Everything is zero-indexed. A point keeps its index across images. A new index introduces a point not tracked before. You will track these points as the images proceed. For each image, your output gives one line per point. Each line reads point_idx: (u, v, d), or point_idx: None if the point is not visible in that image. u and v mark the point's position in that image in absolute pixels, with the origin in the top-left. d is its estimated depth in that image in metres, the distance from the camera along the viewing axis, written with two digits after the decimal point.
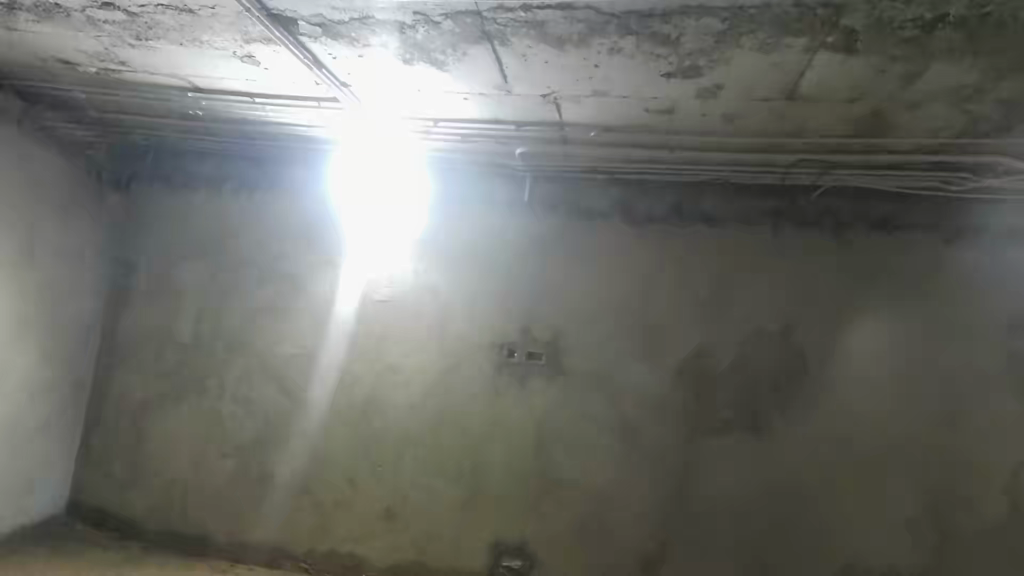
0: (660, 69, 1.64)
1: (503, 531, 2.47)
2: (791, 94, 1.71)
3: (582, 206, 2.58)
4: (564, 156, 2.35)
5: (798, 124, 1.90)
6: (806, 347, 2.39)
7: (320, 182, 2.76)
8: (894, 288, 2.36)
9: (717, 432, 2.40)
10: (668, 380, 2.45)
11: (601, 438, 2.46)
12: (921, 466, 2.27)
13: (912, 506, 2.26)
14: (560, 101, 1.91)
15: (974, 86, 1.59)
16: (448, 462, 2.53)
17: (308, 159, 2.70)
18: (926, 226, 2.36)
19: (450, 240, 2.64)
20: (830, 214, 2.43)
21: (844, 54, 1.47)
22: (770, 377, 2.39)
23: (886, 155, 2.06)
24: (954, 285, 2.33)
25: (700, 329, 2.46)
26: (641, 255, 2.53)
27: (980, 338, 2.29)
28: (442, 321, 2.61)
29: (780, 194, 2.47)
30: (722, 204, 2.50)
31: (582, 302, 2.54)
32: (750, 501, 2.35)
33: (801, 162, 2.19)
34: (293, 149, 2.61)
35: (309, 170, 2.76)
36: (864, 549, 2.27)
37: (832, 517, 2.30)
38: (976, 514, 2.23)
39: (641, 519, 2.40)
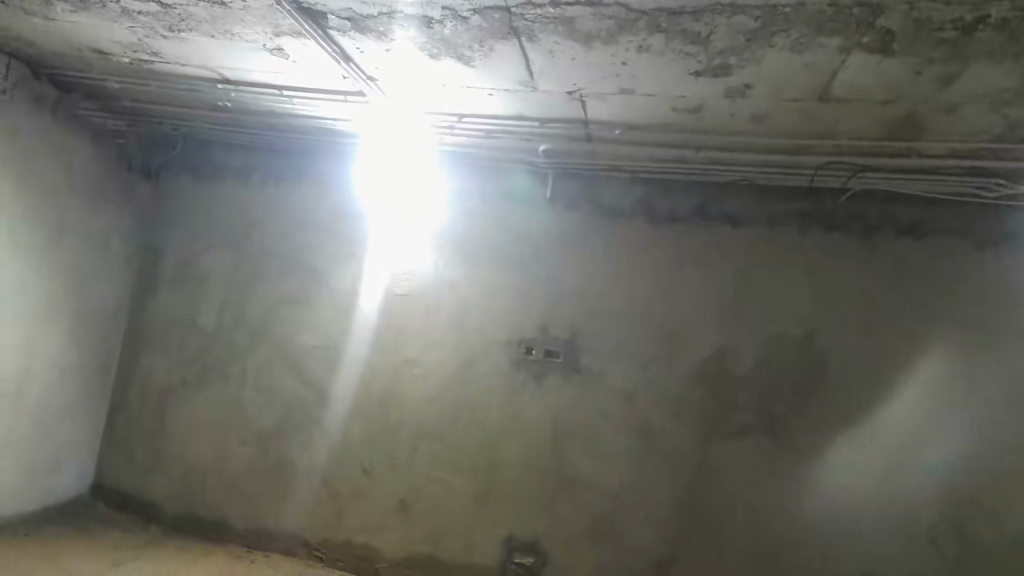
0: (690, 68, 1.62)
1: (516, 527, 2.48)
2: (822, 95, 1.67)
3: (604, 204, 2.57)
4: (588, 153, 2.34)
5: (828, 125, 1.86)
6: (830, 353, 2.34)
7: (344, 176, 2.78)
8: (922, 296, 2.30)
9: (733, 436, 2.37)
10: (686, 382, 2.43)
11: (616, 439, 2.45)
12: (945, 478, 2.21)
13: (934, 520, 2.21)
14: (586, 99, 1.90)
15: (1014, 90, 1.54)
16: (463, 459, 2.54)
17: (334, 151, 2.73)
18: (958, 232, 2.30)
19: (469, 235, 2.64)
20: (859, 218, 2.38)
21: (880, 55, 1.43)
22: (791, 383, 2.36)
23: (917, 159, 2.01)
24: (984, 293, 2.26)
25: (721, 332, 2.43)
26: (662, 256, 2.50)
27: (1014, 348, 2.22)
28: (461, 315, 2.61)
29: (808, 196, 2.42)
30: (747, 205, 2.47)
31: (602, 300, 2.53)
32: (767, 507, 2.31)
33: (830, 164, 2.14)
34: (320, 141, 2.63)
35: (335, 163, 2.79)
36: (876, 562, 2.23)
37: (847, 528, 2.25)
38: (1001, 529, 2.17)
39: (655, 521, 2.39)
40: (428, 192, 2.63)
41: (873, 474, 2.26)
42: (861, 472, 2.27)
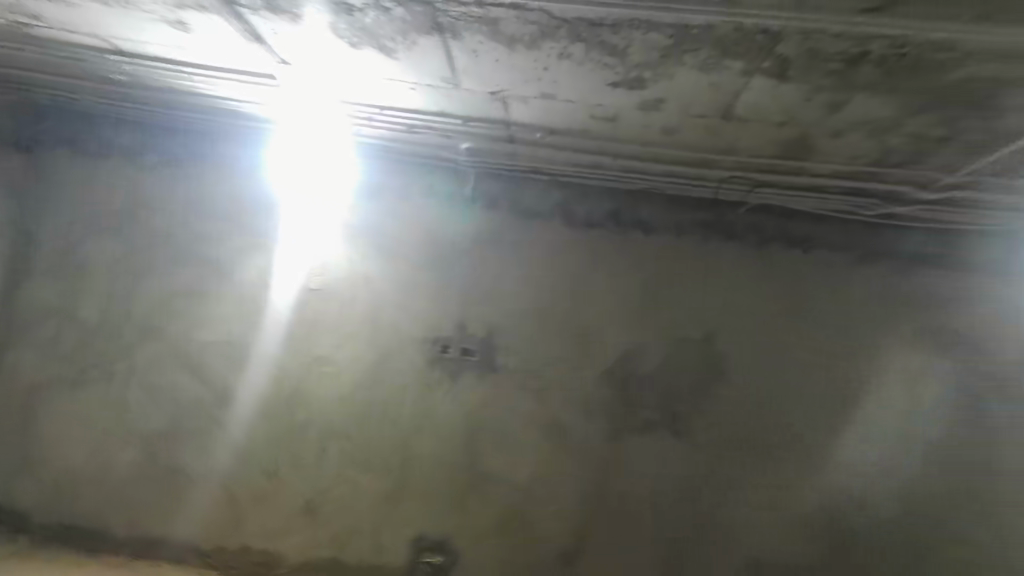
0: (607, 78, 1.67)
1: (426, 527, 2.46)
2: (727, 113, 1.78)
3: (522, 205, 2.60)
4: (508, 154, 2.36)
5: (730, 142, 1.99)
6: (726, 355, 2.50)
7: (246, 160, 2.61)
8: (806, 303, 2.51)
9: (638, 432, 2.48)
10: (596, 381, 2.51)
11: (528, 437, 2.49)
12: (822, 468, 2.43)
13: (813, 508, 2.41)
14: (508, 100, 1.91)
15: (891, 121, 1.70)
16: (375, 458, 2.49)
17: (236, 134, 2.57)
18: (839, 246, 2.53)
19: (385, 229, 2.59)
20: (754, 229, 2.56)
21: (778, 80, 1.55)
22: (690, 382, 2.50)
23: (807, 178, 2.19)
24: (858, 301, 2.50)
25: (629, 332, 2.53)
26: (576, 258, 2.57)
27: (882, 350, 2.47)
28: (376, 310, 2.55)
29: (710, 207, 2.57)
30: (657, 212, 2.59)
31: (517, 300, 2.56)
32: (668, 500, 2.44)
33: (731, 178, 2.29)
34: (220, 123, 2.46)
35: (236, 146, 2.61)
36: (761, 547, 2.41)
37: (736, 517, 2.42)
38: (869, 514, 2.40)
39: (563, 516, 2.45)
40: (343, 181, 2.55)
41: (760, 466, 2.44)
42: (750, 465, 2.44)
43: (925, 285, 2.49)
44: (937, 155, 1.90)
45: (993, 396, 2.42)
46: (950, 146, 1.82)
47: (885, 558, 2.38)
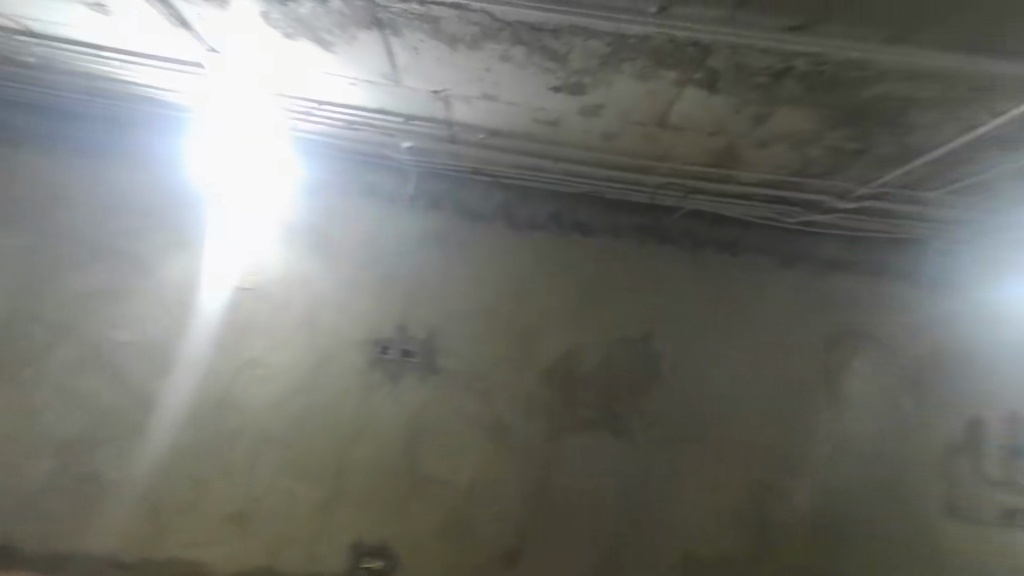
0: (548, 82, 1.69)
1: (364, 531, 2.42)
2: (662, 122, 1.85)
3: (464, 205, 2.60)
4: (450, 155, 2.36)
5: (666, 149, 2.06)
6: (661, 355, 2.59)
7: (167, 150, 2.50)
8: (736, 305, 2.63)
9: (578, 431, 2.53)
10: (537, 381, 2.54)
11: (469, 438, 2.49)
12: (750, 463, 2.55)
13: (741, 500, 2.53)
14: (450, 100, 1.91)
15: (812, 134, 1.80)
16: (311, 463, 2.42)
17: (155, 123, 2.45)
18: (765, 251, 2.67)
19: (324, 227, 2.52)
20: (688, 234, 2.66)
21: (709, 91, 1.61)
22: (627, 381, 2.57)
23: (737, 186, 2.29)
24: (783, 303, 2.64)
25: (569, 334, 2.57)
26: (517, 260, 2.59)
27: (803, 350, 2.62)
28: (313, 311, 2.49)
29: (647, 212, 2.65)
30: (597, 216, 2.64)
31: (459, 301, 2.55)
32: (607, 496, 2.50)
33: (666, 184, 2.37)
34: (138, 110, 2.34)
35: (155, 135, 2.49)
36: (695, 540, 2.50)
37: (671, 510, 2.51)
38: (792, 505, 2.54)
39: (503, 516, 2.46)
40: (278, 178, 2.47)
41: (693, 462, 2.54)
42: (683, 461, 2.54)
43: (843, 288, 2.66)
44: (853, 167, 2.03)
45: (902, 393, 2.61)
46: (864, 159, 1.95)
47: (805, 546, 2.52)
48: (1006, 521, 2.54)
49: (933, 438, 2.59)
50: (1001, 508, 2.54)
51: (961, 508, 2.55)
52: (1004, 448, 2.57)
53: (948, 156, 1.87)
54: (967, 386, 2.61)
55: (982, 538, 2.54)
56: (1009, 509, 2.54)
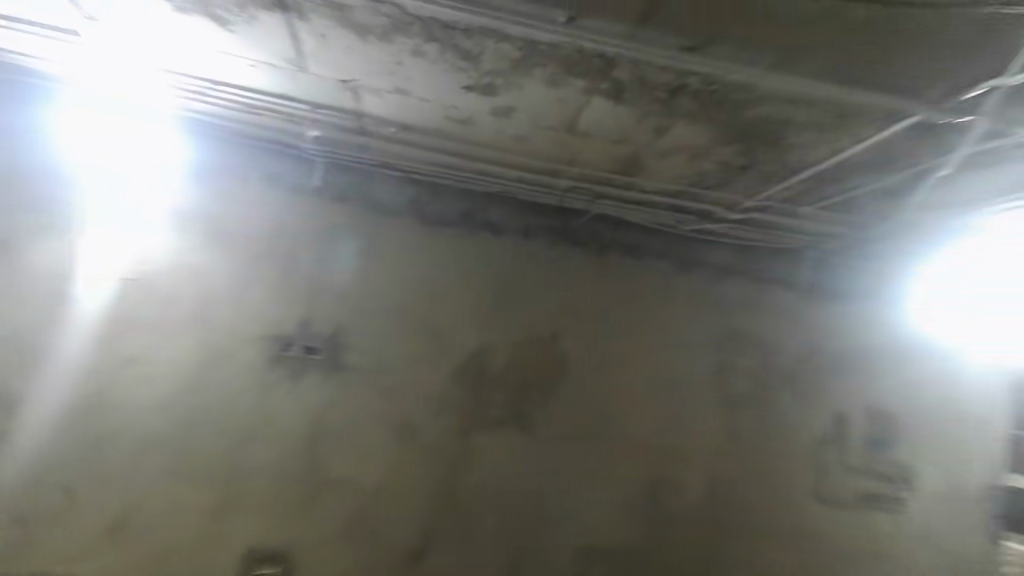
0: (461, 81, 1.70)
1: (259, 537, 2.31)
2: (571, 127, 1.90)
3: (374, 199, 2.54)
4: (359, 146, 2.30)
5: (574, 154, 2.12)
6: (567, 353, 2.67)
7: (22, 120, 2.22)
8: (637, 306, 2.76)
9: (486, 428, 2.55)
10: (445, 379, 2.53)
11: (374, 437, 2.44)
12: (647, 455, 2.69)
13: (638, 491, 2.67)
14: (359, 91, 1.87)
15: (706, 148, 1.93)
16: (202, 467, 2.28)
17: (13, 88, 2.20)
18: (665, 255, 2.82)
19: (220, 215, 2.37)
20: (595, 237, 2.76)
21: (614, 101, 1.69)
22: (534, 378, 2.62)
23: (639, 193, 2.41)
24: (680, 305, 2.81)
25: (478, 331, 2.59)
26: (427, 256, 2.57)
27: (697, 349, 2.80)
28: (208, 305, 2.33)
29: (556, 213, 2.73)
30: (507, 216, 2.68)
31: (366, 297, 2.49)
32: (512, 491, 2.55)
33: (574, 189, 2.44)
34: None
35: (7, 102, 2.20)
36: (594, 531, 2.61)
37: (573, 503, 2.60)
38: (684, 495, 2.71)
39: (408, 516, 2.44)
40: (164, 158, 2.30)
41: (594, 456, 2.64)
42: (585, 455, 2.63)
43: (732, 293, 2.87)
44: (742, 181, 2.19)
45: (781, 389, 2.85)
46: (751, 174, 2.12)
47: (695, 533, 2.70)
48: (864, 503, 2.85)
49: (807, 430, 2.85)
50: (859, 492, 2.85)
51: (827, 493, 2.83)
52: (862, 439, 2.89)
53: (821, 176, 2.07)
54: (837, 384, 2.90)
55: (843, 520, 2.83)
56: (865, 493, 2.85)
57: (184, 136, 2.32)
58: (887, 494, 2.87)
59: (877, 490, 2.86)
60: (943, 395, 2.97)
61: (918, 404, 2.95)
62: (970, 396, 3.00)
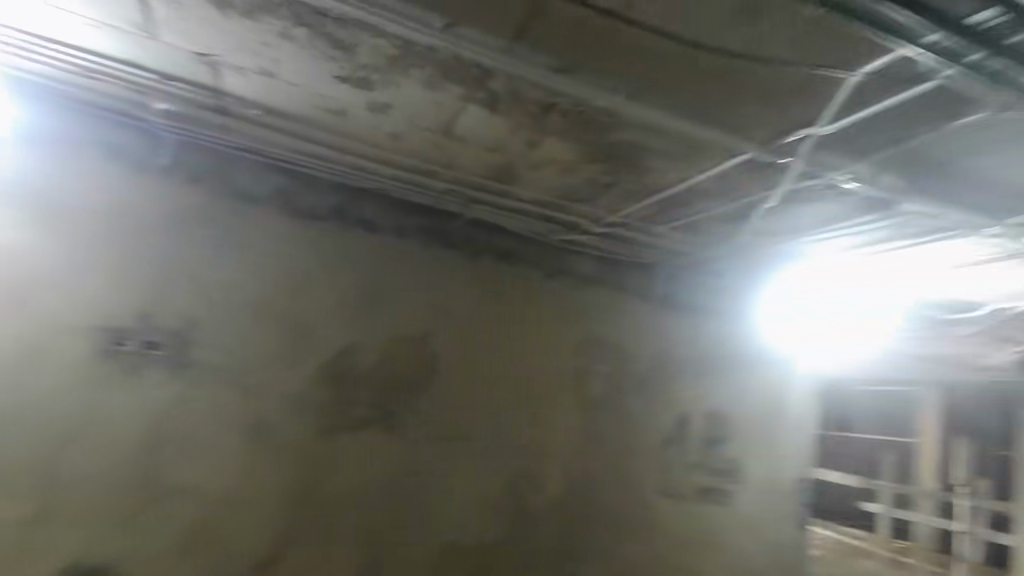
0: (334, 71, 1.64)
1: (80, 550, 2.06)
2: (447, 131, 1.91)
3: (235, 184, 2.37)
4: (219, 127, 2.13)
5: (450, 157, 2.14)
6: (437, 354, 2.66)
7: None
8: (508, 310, 2.83)
9: (350, 429, 2.48)
10: (307, 379, 2.42)
11: (224, 439, 2.27)
12: (511, 456, 2.77)
13: (500, 490, 2.73)
14: (220, 67, 1.73)
15: (574, 164, 2.04)
16: (10, 475, 1.98)
17: None
18: (535, 262, 2.92)
19: (47, 189, 2.07)
20: (469, 240, 2.79)
21: (488, 110, 1.72)
22: (404, 379, 2.59)
23: (513, 201, 2.48)
24: (547, 311, 2.92)
25: (346, 330, 2.50)
26: (294, 249, 2.44)
27: (561, 354, 2.93)
28: (28, 290, 2.03)
29: (432, 214, 2.72)
30: (381, 213, 2.62)
31: (222, 289, 2.31)
32: (375, 493, 2.50)
33: (450, 192, 2.45)
34: None
35: None
36: (455, 530, 2.64)
37: (436, 503, 2.61)
38: (544, 492, 2.82)
39: (260, 522, 2.31)
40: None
41: (460, 457, 2.67)
42: (451, 456, 2.65)
43: (595, 302, 3.04)
44: (606, 197, 2.34)
45: (635, 393, 3.07)
46: (614, 191, 2.26)
47: (553, 528, 2.82)
48: (700, 496, 3.15)
49: (655, 431, 3.10)
50: (696, 486, 3.15)
51: (670, 488, 3.09)
52: (701, 438, 3.20)
53: (674, 198, 2.27)
54: (683, 388, 3.18)
55: (683, 512, 3.11)
56: (702, 488, 3.16)
57: (13, 95, 2.01)
58: (719, 487, 3.20)
59: (711, 484, 3.18)
60: (770, 400, 3.37)
61: (749, 407, 3.32)
62: (791, 402, 3.42)
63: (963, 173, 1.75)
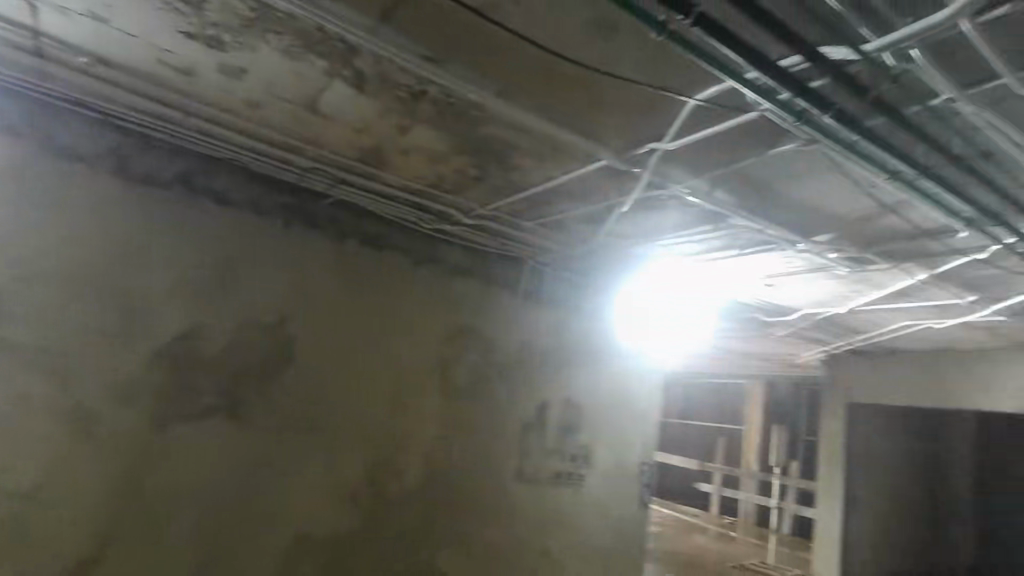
0: (180, 26, 1.50)
1: None
2: (311, 105, 1.82)
3: (56, 140, 2.08)
4: (38, 72, 1.86)
5: (313, 134, 2.04)
6: (294, 339, 2.54)
7: None
8: (373, 296, 2.77)
9: (191, 417, 2.29)
10: (141, 362, 2.19)
11: (35, 426, 2.00)
12: (370, 444, 2.72)
13: (358, 479, 2.68)
14: (37, 4, 1.51)
15: (444, 154, 2.04)
16: None
17: None
18: (403, 249, 2.89)
19: None
20: (333, 221, 2.68)
21: (355, 89, 1.67)
22: (255, 365, 2.44)
23: (381, 185, 2.42)
24: (415, 299, 2.90)
25: (191, 310, 2.30)
26: (130, 217, 2.20)
27: (427, 341, 2.93)
28: None
29: (293, 192, 2.58)
30: (235, 186, 2.44)
31: (38, 256, 2.02)
32: (218, 484, 2.34)
33: (315, 170, 2.34)
34: None
35: None
36: (307, 520, 2.54)
37: (288, 494, 2.49)
38: (403, 480, 2.80)
39: (78, 519, 2.06)
40: None
41: (316, 445, 2.57)
42: (305, 445, 2.55)
43: (463, 292, 3.07)
44: (475, 190, 2.37)
45: (498, 382, 3.15)
46: (483, 185, 2.30)
47: (417, 510, 2.84)
48: (554, 479, 3.32)
49: (515, 418, 3.20)
50: (552, 470, 3.31)
51: (527, 472, 3.22)
52: (557, 425, 3.36)
53: (540, 196, 2.36)
54: (543, 378, 3.32)
55: (538, 495, 3.25)
56: (557, 472, 3.33)
57: None
58: (572, 471, 3.39)
59: (564, 468, 3.36)
60: (620, 390, 3.62)
61: (602, 396, 3.54)
62: (639, 392, 3.71)
63: (781, 195, 2.01)
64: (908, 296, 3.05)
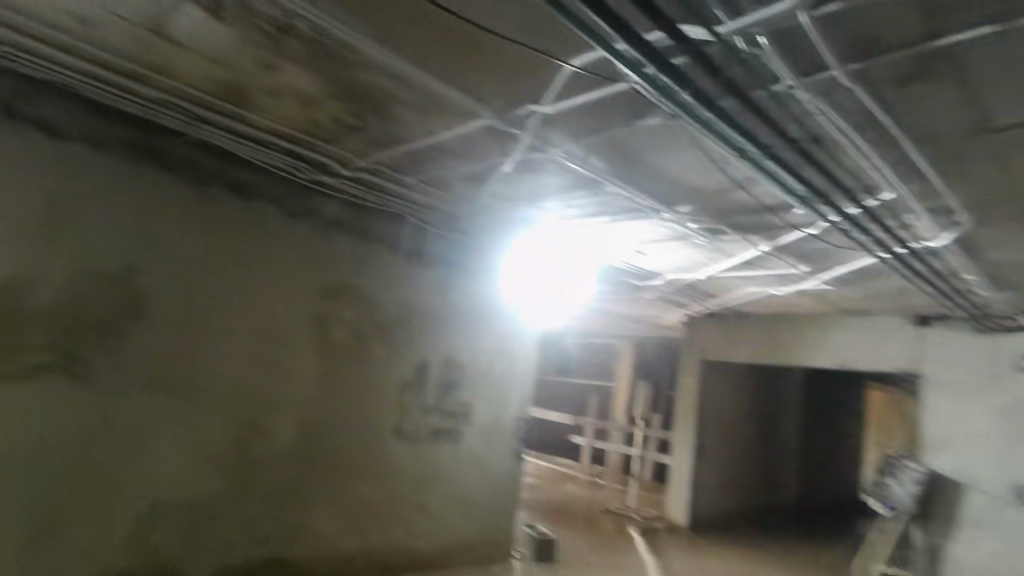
0: None
1: None
2: (158, 29, 1.62)
3: None
4: None
5: (163, 62, 1.82)
6: (145, 292, 2.31)
7: None
8: (238, 248, 2.58)
9: (16, 377, 2.03)
10: None
11: None
12: (234, 404, 2.57)
13: (220, 440, 2.53)
14: None
15: (317, 97, 1.92)
16: None
17: None
18: (274, 198, 2.70)
19: None
20: (190, 164, 2.44)
21: (210, 16, 1.51)
22: (96, 319, 2.19)
23: (246, 128, 2.23)
24: (287, 252, 2.74)
25: (14, 257, 2.02)
26: None
27: (301, 297, 2.79)
28: None
29: (141, 128, 2.31)
30: (67, 115, 2.13)
31: None
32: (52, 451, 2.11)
33: (167, 105, 2.10)
34: None
35: None
36: (161, 486, 2.38)
37: (138, 459, 2.31)
38: (272, 440, 2.70)
39: None
40: None
41: (171, 407, 2.39)
42: (158, 407, 2.35)
43: (340, 247, 2.95)
44: (352, 140, 2.26)
45: (377, 340, 3.10)
46: (361, 135, 2.20)
47: (286, 470, 2.75)
48: (433, 436, 3.36)
49: (394, 377, 3.18)
50: (430, 427, 3.35)
51: (405, 430, 3.23)
52: (438, 383, 3.38)
53: (421, 152, 2.30)
54: (424, 337, 3.31)
55: (416, 452, 3.28)
56: (435, 428, 3.37)
57: None
58: (451, 427, 3.45)
59: (443, 425, 3.41)
60: (500, 348, 3.71)
61: (483, 354, 3.61)
62: (518, 350, 3.83)
63: (650, 166, 2.13)
64: (757, 265, 3.39)
